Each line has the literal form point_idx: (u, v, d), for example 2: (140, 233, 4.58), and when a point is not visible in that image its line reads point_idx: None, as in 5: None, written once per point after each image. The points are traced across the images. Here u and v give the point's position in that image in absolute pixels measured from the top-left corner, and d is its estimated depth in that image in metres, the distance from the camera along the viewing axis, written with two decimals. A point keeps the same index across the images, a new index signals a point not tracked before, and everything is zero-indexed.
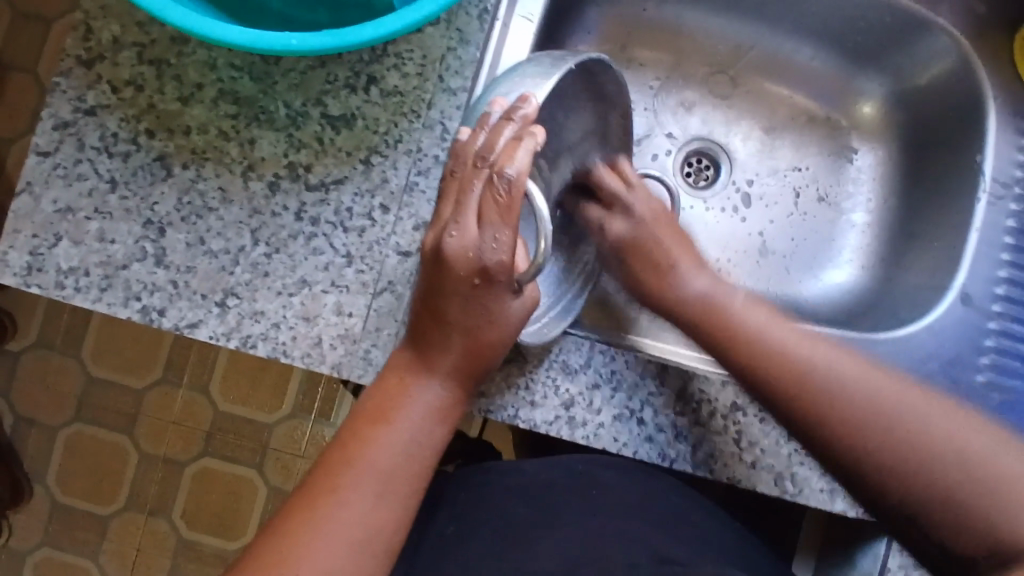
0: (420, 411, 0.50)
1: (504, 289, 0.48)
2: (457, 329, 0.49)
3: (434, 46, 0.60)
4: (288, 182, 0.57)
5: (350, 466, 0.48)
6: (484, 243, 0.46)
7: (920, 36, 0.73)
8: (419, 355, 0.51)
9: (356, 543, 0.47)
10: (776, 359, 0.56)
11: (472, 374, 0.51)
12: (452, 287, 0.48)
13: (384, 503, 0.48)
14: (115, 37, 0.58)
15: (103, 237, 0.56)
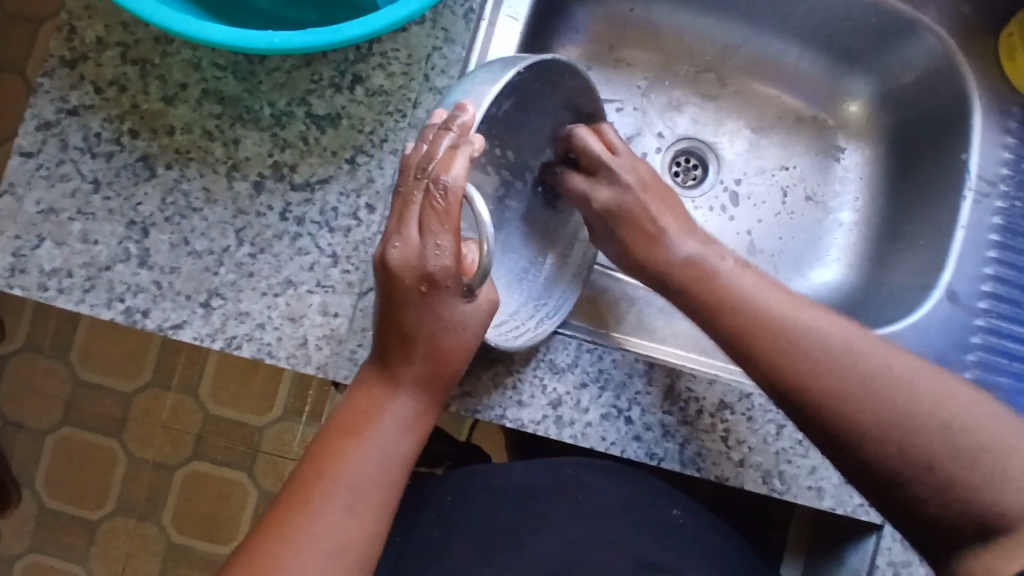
0: (391, 422, 0.49)
1: (453, 293, 0.47)
2: (421, 338, 0.49)
3: (420, 46, 0.60)
4: (273, 182, 0.57)
5: (321, 478, 0.48)
6: (426, 249, 0.45)
7: (905, 36, 0.73)
8: (386, 366, 0.50)
9: (330, 556, 0.47)
10: (812, 320, 0.55)
11: (442, 380, 0.51)
12: (405, 299, 0.47)
13: (356, 513, 0.48)
14: (98, 36, 0.57)
15: (86, 238, 0.56)
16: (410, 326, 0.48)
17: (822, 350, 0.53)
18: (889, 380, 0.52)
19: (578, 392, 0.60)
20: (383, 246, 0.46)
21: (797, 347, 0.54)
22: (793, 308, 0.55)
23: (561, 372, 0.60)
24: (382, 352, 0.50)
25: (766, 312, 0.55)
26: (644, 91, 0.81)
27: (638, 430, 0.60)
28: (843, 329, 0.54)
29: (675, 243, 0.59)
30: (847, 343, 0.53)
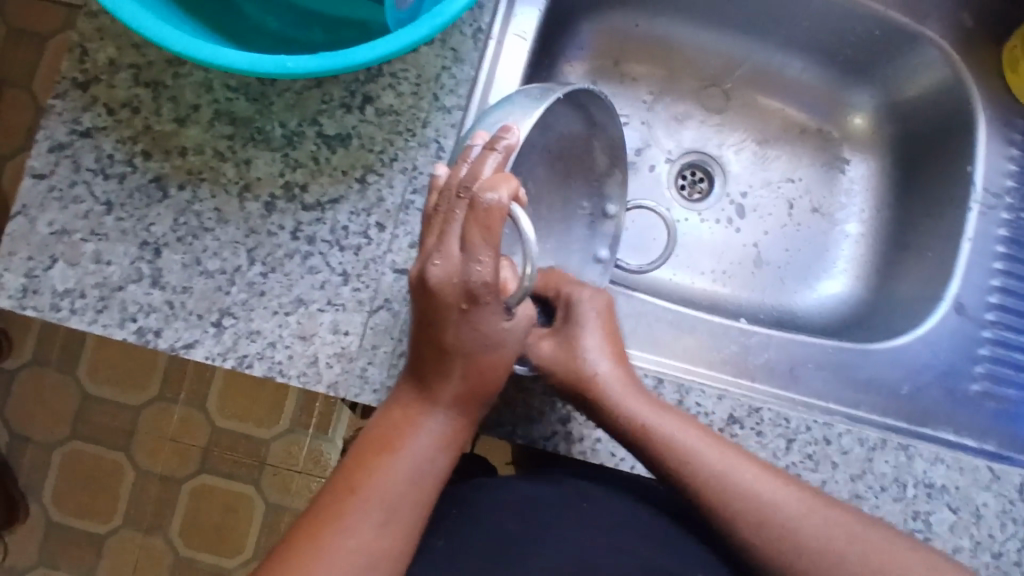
0: (426, 438, 0.50)
1: (495, 309, 0.46)
2: (459, 353, 0.48)
3: (429, 65, 0.60)
4: (284, 203, 0.58)
5: (354, 493, 0.48)
6: (467, 266, 0.44)
7: (910, 49, 0.74)
8: (425, 382, 0.50)
9: (358, 571, 0.47)
10: (745, 474, 0.54)
11: (476, 402, 0.50)
12: (443, 315, 0.47)
13: (387, 530, 0.48)
14: (111, 58, 0.58)
15: (99, 258, 0.57)
16: (446, 342, 0.48)
17: (756, 518, 0.53)
18: (810, 541, 0.52)
19: None
20: (421, 265, 0.46)
21: (729, 507, 0.54)
22: (709, 445, 0.55)
23: None
24: (417, 366, 0.50)
25: (688, 446, 0.55)
26: (649, 105, 0.81)
27: None
28: (778, 486, 0.54)
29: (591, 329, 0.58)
30: (751, 482, 0.54)
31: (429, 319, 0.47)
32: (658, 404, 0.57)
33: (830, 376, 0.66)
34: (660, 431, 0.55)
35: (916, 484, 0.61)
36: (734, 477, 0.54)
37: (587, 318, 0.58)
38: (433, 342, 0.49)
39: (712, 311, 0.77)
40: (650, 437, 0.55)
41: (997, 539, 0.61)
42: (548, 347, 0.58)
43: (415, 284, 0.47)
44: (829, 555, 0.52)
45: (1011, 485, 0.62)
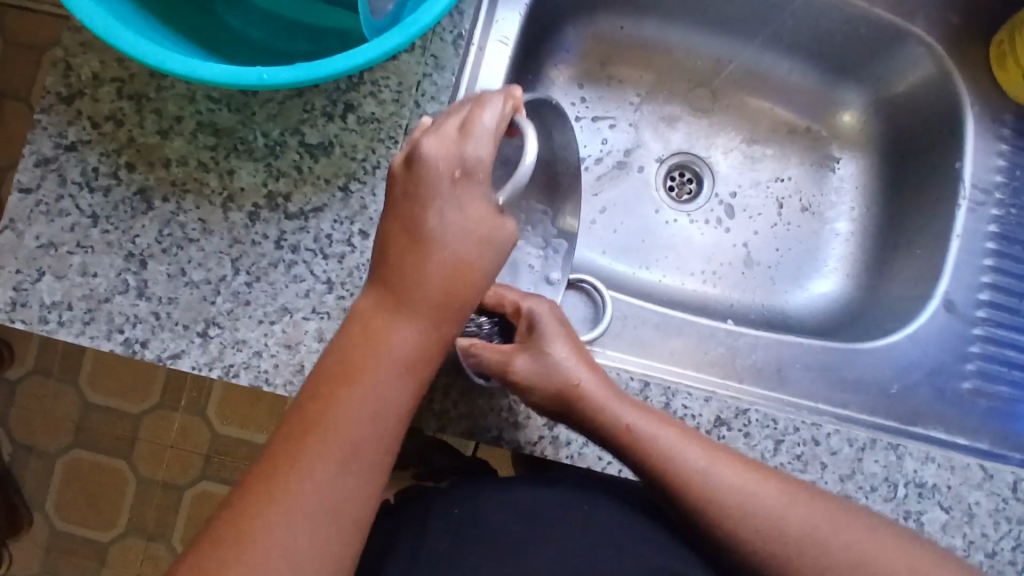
0: (392, 357, 0.46)
1: (486, 193, 0.47)
2: (439, 244, 0.46)
3: (410, 72, 0.60)
4: (268, 212, 0.58)
5: (312, 431, 0.44)
6: (466, 137, 0.46)
7: (896, 46, 0.73)
8: (392, 291, 0.46)
9: (323, 517, 0.43)
10: (727, 475, 0.54)
11: (452, 312, 0.47)
12: (431, 187, 0.46)
13: (350, 472, 0.44)
14: (95, 72, 0.58)
15: (85, 271, 0.57)
16: (429, 227, 0.46)
17: (738, 517, 0.53)
18: (795, 539, 0.52)
19: None
20: (415, 138, 0.47)
21: (716, 511, 0.53)
22: (692, 449, 0.55)
23: None
24: (384, 276, 0.47)
25: (670, 450, 0.54)
26: (637, 107, 0.81)
27: None
28: (759, 484, 0.54)
29: (559, 343, 0.56)
30: (742, 482, 0.54)
31: (414, 192, 0.47)
32: (636, 406, 0.56)
33: (819, 377, 0.66)
34: (642, 436, 0.55)
35: (906, 483, 0.61)
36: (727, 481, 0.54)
37: (552, 327, 0.57)
38: (411, 233, 0.47)
39: (702, 313, 0.77)
40: (629, 445, 0.55)
41: (990, 538, 0.61)
42: (524, 364, 0.55)
43: (403, 162, 0.47)
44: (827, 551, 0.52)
45: (1004, 483, 0.62)
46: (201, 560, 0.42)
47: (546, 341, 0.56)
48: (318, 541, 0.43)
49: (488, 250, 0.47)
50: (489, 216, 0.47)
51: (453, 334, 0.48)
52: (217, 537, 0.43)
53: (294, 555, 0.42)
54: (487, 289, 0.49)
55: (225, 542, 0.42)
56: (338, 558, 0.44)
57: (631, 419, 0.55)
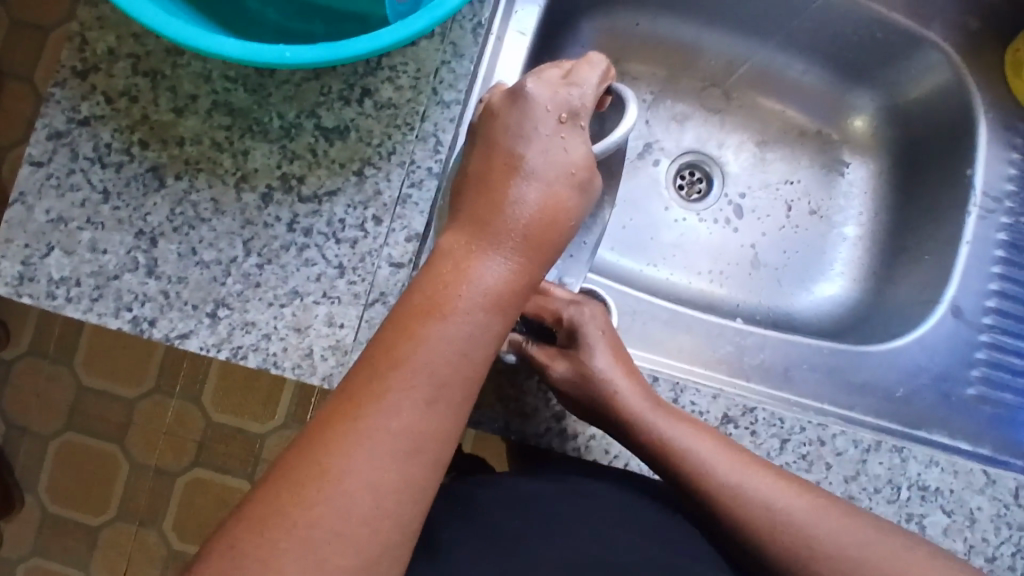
0: (482, 289, 0.47)
1: (584, 137, 0.52)
2: (536, 179, 0.50)
3: (428, 59, 0.60)
4: (281, 194, 0.58)
5: (397, 367, 0.45)
6: (572, 86, 0.52)
7: (911, 52, 0.73)
8: (484, 226, 0.49)
9: (403, 455, 0.43)
10: (770, 496, 0.55)
11: (542, 249, 0.50)
12: (536, 126, 0.51)
13: (434, 411, 0.45)
14: (111, 47, 0.58)
15: (94, 247, 0.56)
16: (529, 163, 0.50)
17: (787, 540, 0.54)
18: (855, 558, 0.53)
19: (582, 404, 0.60)
20: (522, 80, 0.51)
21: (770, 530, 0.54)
22: (717, 453, 0.56)
23: None
24: (475, 210, 0.49)
25: (706, 469, 0.56)
26: (650, 104, 0.81)
27: None
28: (844, 527, 0.54)
29: (598, 348, 0.59)
30: (743, 473, 0.55)
31: (517, 128, 0.50)
32: (673, 419, 0.58)
33: (824, 376, 0.66)
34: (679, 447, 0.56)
35: (910, 485, 0.61)
36: (749, 484, 0.55)
37: (594, 338, 0.59)
38: (510, 167, 0.50)
39: (708, 310, 0.77)
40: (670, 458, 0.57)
41: (990, 543, 0.61)
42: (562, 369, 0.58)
43: (507, 98, 0.51)
44: (823, 539, 0.53)
45: (1007, 489, 0.62)
46: (282, 492, 0.42)
47: (586, 352, 0.59)
48: (400, 477, 0.43)
49: (580, 192, 0.51)
50: (587, 161, 0.51)
51: (539, 275, 0.50)
52: (297, 471, 0.42)
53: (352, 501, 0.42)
54: (576, 230, 0.52)
55: (302, 484, 0.42)
56: (407, 498, 0.44)
57: (673, 429, 0.57)
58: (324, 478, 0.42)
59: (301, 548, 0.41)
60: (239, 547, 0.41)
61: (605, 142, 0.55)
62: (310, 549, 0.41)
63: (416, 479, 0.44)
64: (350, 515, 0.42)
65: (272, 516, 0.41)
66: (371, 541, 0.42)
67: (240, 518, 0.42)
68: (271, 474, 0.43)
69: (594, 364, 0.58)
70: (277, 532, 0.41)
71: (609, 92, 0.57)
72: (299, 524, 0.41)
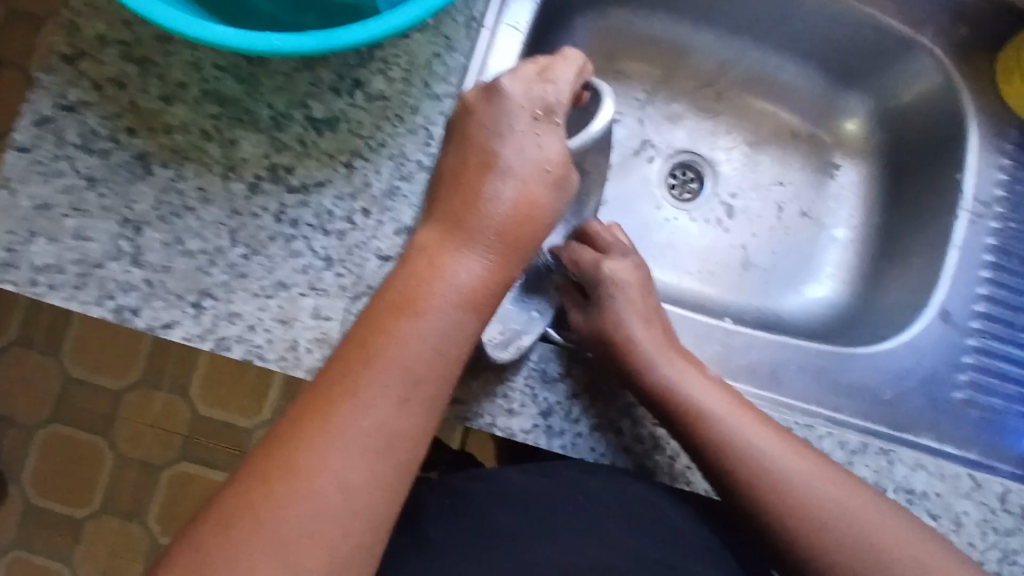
0: (456, 287, 0.47)
1: (559, 134, 0.52)
2: (513, 177, 0.50)
3: (420, 52, 0.60)
4: (269, 184, 0.57)
5: (371, 364, 0.44)
6: (547, 82, 0.52)
7: (904, 55, 0.73)
8: (460, 224, 0.49)
9: (382, 451, 0.43)
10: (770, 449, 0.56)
11: (517, 247, 0.50)
12: (510, 123, 0.51)
13: (410, 407, 0.45)
14: (100, 34, 0.57)
15: (79, 234, 0.56)
16: (504, 161, 0.50)
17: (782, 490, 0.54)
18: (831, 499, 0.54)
19: (569, 403, 0.60)
20: (497, 76, 0.52)
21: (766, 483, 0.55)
22: (718, 398, 0.58)
23: (551, 382, 0.60)
24: (451, 208, 0.50)
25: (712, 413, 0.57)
26: (643, 103, 0.81)
27: (629, 442, 0.61)
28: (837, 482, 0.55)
29: (626, 295, 0.63)
30: (741, 417, 0.57)
31: (493, 126, 0.51)
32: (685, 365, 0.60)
33: (812, 378, 0.66)
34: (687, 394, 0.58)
35: (896, 488, 0.61)
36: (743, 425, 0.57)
37: (625, 289, 0.63)
38: (485, 165, 0.50)
39: (697, 310, 0.77)
40: (674, 404, 0.58)
41: (975, 548, 0.61)
42: (581, 316, 0.63)
43: (482, 96, 0.52)
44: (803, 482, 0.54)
45: (994, 494, 0.62)
46: (253, 490, 0.41)
47: (611, 303, 0.62)
48: (375, 475, 0.43)
49: (556, 190, 0.51)
50: (562, 158, 0.51)
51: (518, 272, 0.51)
52: (268, 468, 0.42)
53: (332, 496, 0.42)
54: (553, 227, 0.52)
55: (282, 477, 0.42)
56: (388, 493, 0.43)
57: (683, 376, 0.59)
58: (305, 471, 0.42)
59: (280, 543, 0.40)
60: (209, 545, 0.40)
61: (580, 137, 0.55)
62: (289, 543, 0.40)
63: (396, 473, 0.44)
64: (323, 513, 0.41)
65: (252, 509, 0.41)
66: (344, 539, 0.42)
67: (208, 518, 0.41)
68: (241, 472, 0.43)
69: (619, 313, 0.62)
70: (247, 532, 0.40)
71: (588, 87, 0.57)
72: (271, 522, 0.41)
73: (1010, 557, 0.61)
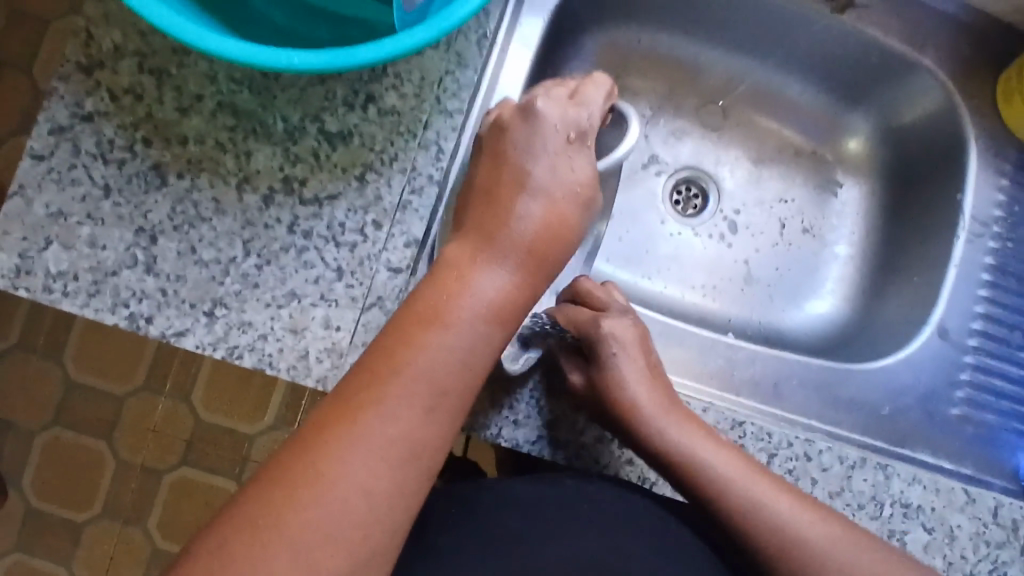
0: (483, 299, 0.48)
1: (589, 156, 0.54)
2: (542, 193, 0.52)
3: (433, 68, 0.61)
4: (282, 196, 0.58)
5: (397, 373, 0.45)
6: (580, 106, 0.54)
7: (906, 77, 0.74)
8: (489, 238, 0.51)
9: (399, 460, 0.44)
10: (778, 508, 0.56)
11: (544, 263, 0.52)
12: (544, 144, 0.53)
13: (430, 417, 0.46)
14: (117, 45, 0.58)
15: (93, 242, 0.57)
16: (535, 178, 0.52)
17: (790, 549, 0.55)
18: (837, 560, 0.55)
19: (574, 415, 0.61)
20: (532, 98, 0.54)
21: (772, 538, 0.56)
22: (724, 460, 0.58)
23: (557, 394, 0.61)
24: (479, 222, 0.51)
25: (724, 480, 0.57)
26: (649, 119, 0.82)
27: (632, 453, 0.63)
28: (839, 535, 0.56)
29: (627, 356, 0.60)
30: (747, 480, 0.57)
31: (525, 145, 0.53)
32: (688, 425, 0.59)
33: (813, 394, 0.67)
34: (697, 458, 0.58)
35: (893, 502, 0.62)
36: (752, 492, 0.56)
37: (625, 349, 0.60)
38: (517, 184, 0.52)
39: (700, 324, 0.78)
40: (684, 470, 0.58)
41: (969, 562, 0.62)
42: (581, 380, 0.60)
43: (518, 114, 0.54)
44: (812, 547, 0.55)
45: (986, 508, 0.63)
46: (276, 494, 0.42)
47: (612, 364, 0.60)
48: (395, 482, 0.44)
49: (584, 209, 0.54)
50: (591, 179, 0.54)
51: (539, 288, 0.52)
52: (288, 475, 0.43)
53: (348, 503, 0.43)
54: (576, 245, 0.54)
55: (299, 482, 0.42)
56: (404, 500, 0.44)
57: (690, 439, 0.58)
58: (322, 477, 0.43)
59: (298, 550, 0.41)
60: (230, 547, 0.41)
61: (607, 159, 0.58)
62: (306, 548, 0.41)
63: (413, 482, 0.45)
64: (345, 519, 0.42)
65: (271, 514, 0.42)
66: (363, 544, 0.43)
67: (229, 521, 0.42)
68: (263, 475, 0.43)
69: (621, 372, 0.59)
70: (269, 535, 0.41)
71: (612, 109, 0.60)
72: (292, 526, 0.41)
73: (999, 569, 0.62)
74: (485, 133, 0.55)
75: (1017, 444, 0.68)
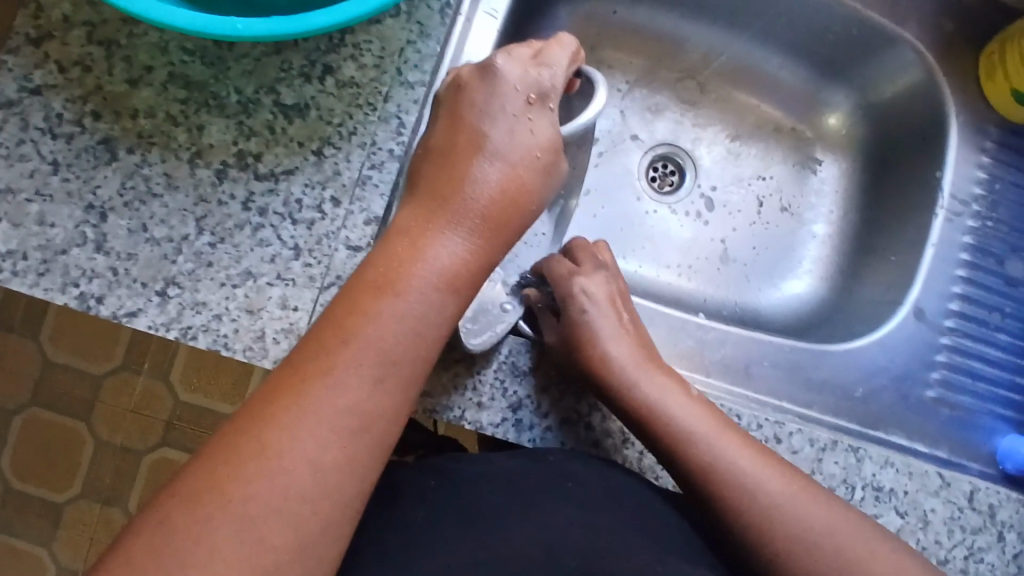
0: (438, 267, 0.47)
1: (551, 119, 0.53)
2: (499, 160, 0.50)
3: (393, 38, 0.59)
4: (236, 171, 0.56)
5: (347, 343, 0.44)
6: (542, 66, 0.53)
7: (886, 49, 0.72)
8: (442, 204, 0.49)
9: (350, 434, 0.43)
10: (734, 458, 0.56)
11: (501, 233, 0.50)
12: (503, 104, 0.51)
13: (383, 389, 0.44)
14: (65, 15, 0.56)
15: (42, 220, 0.55)
16: (491, 143, 0.50)
17: (739, 488, 0.55)
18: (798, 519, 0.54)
19: (539, 396, 0.60)
20: (492, 56, 0.52)
21: (717, 481, 0.56)
22: (694, 412, 0.58)
23: (522, 375, 0.60)
24: (436, 187, 0.50)
25: (688, 432, 0.57)
26: (624, 94, 0.80)
27: (598, 436, 0.61)
28: (792, 487, 0.55)
29: (599, 310, 0.62)
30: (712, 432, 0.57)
31: (484, 105, 0.51)
32: (670, 388, 0.59)
33: (785, 374, 0.66)
34: (658, 407, 0.58)
35: (864, 485, 0.61)
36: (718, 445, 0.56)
37: (599, 304, 0.62)
38: (472, 146, 0.50)
39: (674, 304, 0.77)
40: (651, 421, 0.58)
41: (943, 546, 0.61)
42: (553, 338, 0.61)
43: (476, 73, 0.52)
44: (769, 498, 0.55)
45: (961, 492, 0.62)
46: (220, 468, 0.41)
47: (585, 317, 0.61)
48: (345, 456, 0.42)
49: (544, 175, 0.52)
50: (550, 146, 0.52)
51: (496, 256, 0.50)
52: (235, 450, 0.41)
53: (296, 477, 0.41)
54: (538, 213, 0.53)
55: (246, 457, 0.41)
56: (358, 476, 0.43)
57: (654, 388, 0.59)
58: (271, 451, 0.41)
59: (242, 526, 0.40)
60: (173, 521, 0.39)
61: (573, 125, 0.55)
62: (250, 523, 0.40)
63: (368, 459, 0.43)
64: (289, 491, 0.41)
65: (218, 491, 0.40)
66: (311, 520, 0.41)
67: (172, 496, 0.41)
68: (211, 448, 0.42)
69: (597, 328, 0.61)
70: (210, 510, 0.40)
71: (579, 74, 0.57)
72: (236, 501, 0.40)
73: (975, 554, 0.61)
74: (441, 94, 0.53)
75: (994, 425, 0.67)
